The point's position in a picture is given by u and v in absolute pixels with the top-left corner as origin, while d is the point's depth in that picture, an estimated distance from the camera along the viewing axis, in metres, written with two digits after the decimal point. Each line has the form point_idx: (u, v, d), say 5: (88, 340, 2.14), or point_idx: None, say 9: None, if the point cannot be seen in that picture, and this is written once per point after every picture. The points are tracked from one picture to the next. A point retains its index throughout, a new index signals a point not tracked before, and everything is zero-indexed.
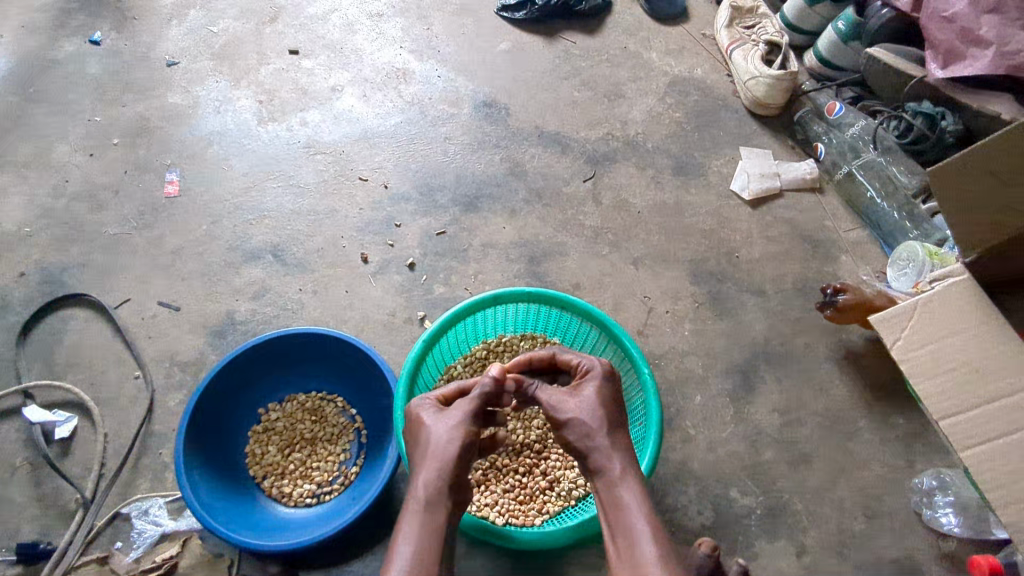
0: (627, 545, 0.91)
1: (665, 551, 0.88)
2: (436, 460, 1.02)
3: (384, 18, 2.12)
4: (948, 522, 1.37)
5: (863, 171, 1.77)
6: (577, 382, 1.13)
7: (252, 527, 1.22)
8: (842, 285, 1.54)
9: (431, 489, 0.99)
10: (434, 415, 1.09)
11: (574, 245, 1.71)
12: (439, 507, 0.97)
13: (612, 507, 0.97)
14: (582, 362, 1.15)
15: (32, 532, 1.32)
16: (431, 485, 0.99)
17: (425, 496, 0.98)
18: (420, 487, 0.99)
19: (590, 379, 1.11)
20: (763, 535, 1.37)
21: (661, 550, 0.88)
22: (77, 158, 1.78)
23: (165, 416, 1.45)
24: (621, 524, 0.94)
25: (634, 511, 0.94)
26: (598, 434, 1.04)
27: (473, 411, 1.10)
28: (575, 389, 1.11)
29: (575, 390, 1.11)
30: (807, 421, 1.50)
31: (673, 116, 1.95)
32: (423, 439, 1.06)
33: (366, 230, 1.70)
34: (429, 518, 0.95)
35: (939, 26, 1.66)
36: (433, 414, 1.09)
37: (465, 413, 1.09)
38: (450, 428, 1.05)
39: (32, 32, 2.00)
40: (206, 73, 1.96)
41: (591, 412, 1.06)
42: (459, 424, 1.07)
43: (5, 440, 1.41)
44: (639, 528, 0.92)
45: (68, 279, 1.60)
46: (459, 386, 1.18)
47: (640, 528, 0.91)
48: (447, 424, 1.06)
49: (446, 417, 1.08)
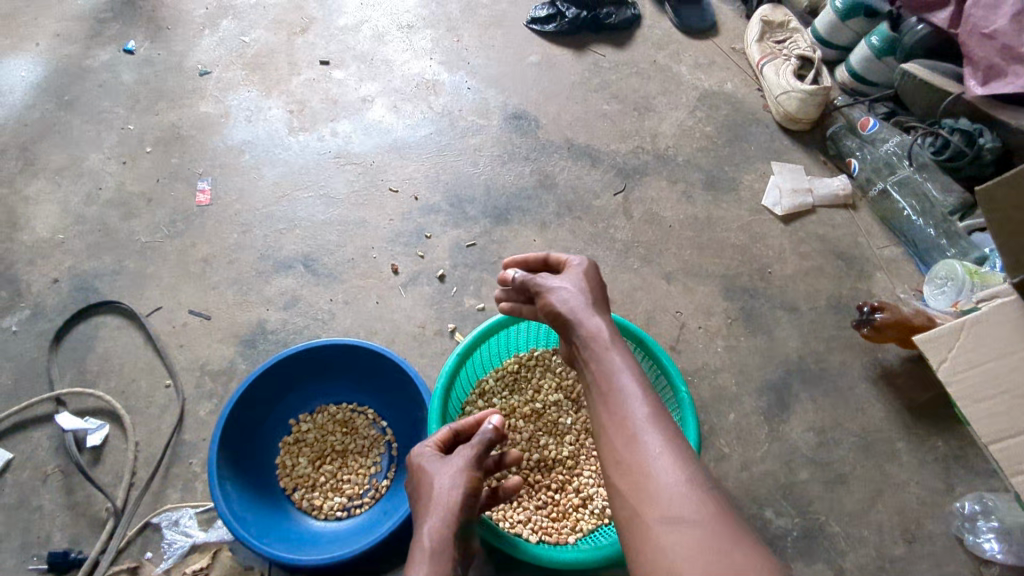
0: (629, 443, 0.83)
1: (657, 408, 0.86)
2: (435, 499, 1.00)
3: (414, 30, 2.13)
4: (991, 548, 1.33)
5: (899, 188, 1.74)
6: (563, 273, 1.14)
7: (284, 541, 1.21)
8: (880, 304, 1.51)
9: (432, 534, 0.96)
10: (429, 460, 1.07)
11: (605, 258, 1.70)
12: (446, 554, 0.95)
13: (610, 396, 0.90)
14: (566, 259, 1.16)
15: (63, 539, 1.31)
16: (434, 529, 0.97)
17: (434, 540, 0.96)
18: (426, 533, 0.97)
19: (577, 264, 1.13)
20: (800, 558, 1.34)
21: (654, 410, 0.86)
22: (111, 166, 1.79)
23: (195, 426, 1.45)
24: (619, 410, 0.88)
25: (633, 400, 0.87)
26: (580, 310, 1.04)
27: (475, 456, 1.07)
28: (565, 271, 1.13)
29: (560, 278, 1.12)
30: (843, 441, 1.47)
31: (704, 130, 1.94)
32: (423, 485, 1.04)
33: (397, 241, 1.70)
34: (436, 561, 0.94)
35: (979, 43, 1.63)
36: (435, 459, 1.07)
37: (467, 458, 1.06)
38: (452, 473, 1.03)
39: (67, 41, 2.02)
40: (238, 83, 1.97)
41: (581, 286, 1.07)
42: (460, 467, 1.05)
43: (36, 447, 1.40)
44: (629, 387, 0.89)
45: (101, 286, 1.61)
46: (452, 427, 1.13)
47: (628, 389, 0.88)
48: (449, 471, 1.04)
49: (451, 460, 1.06)
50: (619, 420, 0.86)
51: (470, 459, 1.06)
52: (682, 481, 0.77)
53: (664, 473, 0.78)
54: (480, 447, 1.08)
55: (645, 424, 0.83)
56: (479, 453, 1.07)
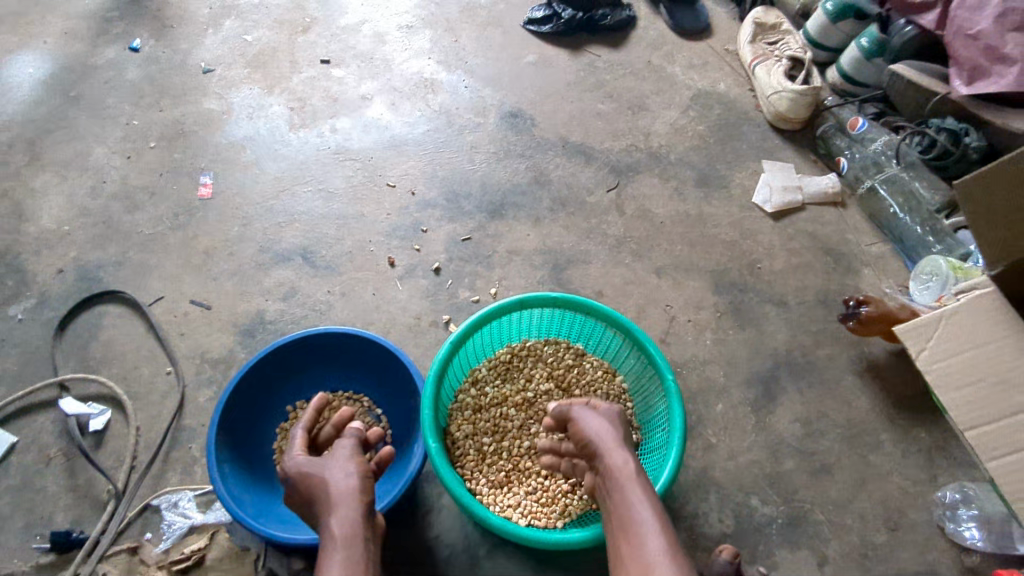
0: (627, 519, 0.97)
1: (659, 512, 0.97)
2: (329, 494, 1.01)
3: (412, 30, 2.17)
4: (971, 536, 1.37)
5: (886, 186, 1.78)
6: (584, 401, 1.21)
7: (279, 522, 1.24)
8: (865, 298, 1.56)
9: (340, 525, 0.96)
10: (307, 460, 1.07)
11: (597, 252, 1.73)
12: (358, 542, 0.95)
13: (611, 482, 1.03)
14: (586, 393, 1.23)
15: (65, 520, 1.35)
16: (349, 519, 0.97)
17: (345, 530, 0.95)
18: (335, 525, 0.96)
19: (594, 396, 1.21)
20: (785, 545, 1.37)
21: (657, 513, 0.96)
22: (115, 160, 1.83)
23: (195, 412, 1.48)
24: (621, 493, 1.01)
25: (632, 484, 1.01)
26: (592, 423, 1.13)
27: (355, 447, 1.11)
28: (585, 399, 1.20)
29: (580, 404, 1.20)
30: (828, 432, 1.50)
31: (696, 129, 1.98)
32: (309, 488, 1.03)
33: (394, 235, 1.74)
34: (350, 552, 0.93)
35: (964, 44, 1.67)
36: (312, 459, 1.08)
37: (348, 450, 1.09)
38: (342, 464, 1.05)
39: (74, 39, 2.07)
40: (240, 81, 2.01)
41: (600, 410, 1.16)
42: (342, 458, 1.08)
43: (40, 431, 1.44)
44: (635, 496, 0.99)
45: (104, 276, 1.65)
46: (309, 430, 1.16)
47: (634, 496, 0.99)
48: (334, 464, 1.06)
49: (326, 457, 1.08)
50: (629, 530, 0.96)
51: (350, 449, 1.10)
52: (682, 559, 0.89)
53: (668, 554, 0.90)
54: (354, 441, 1.13)
55: (650, 525, 0.94)
56: (358, 445, 1.12)
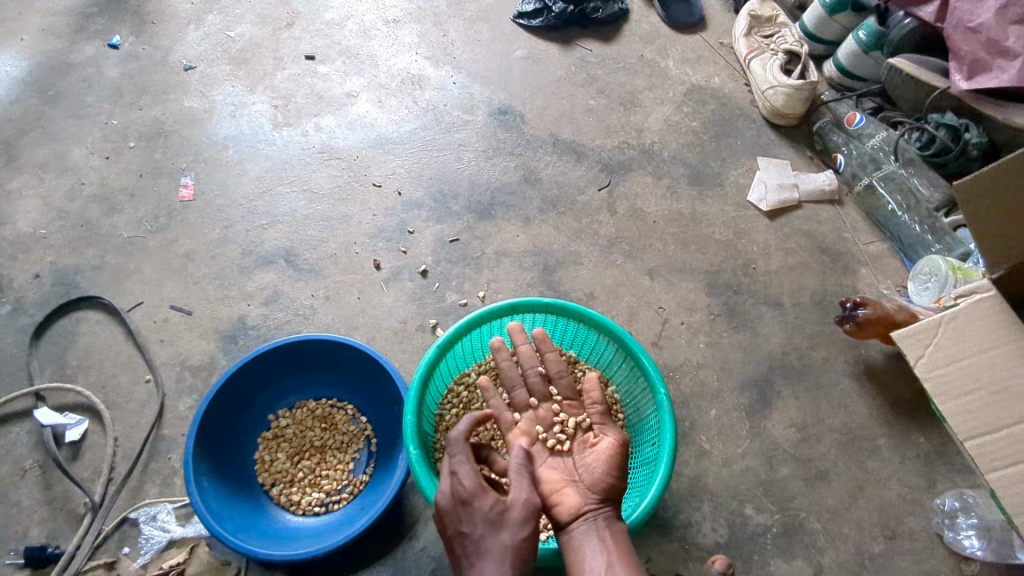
0: (595, 565, 0.96)
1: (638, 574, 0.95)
2: (504, 561, 0.90)
3: (399, 25, 2.12)
4: (970, 545, 1.33)
5: (884, 183, 1.74)
6: (601, 430, 1.14)
7: (260, 536, 1.21)
8: (862, 300, 1.51)
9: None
10: (498, 507, 0.95)
11: (587, 253, 1.69)
12: None
13: (591, 522, 1.01)
14: (602, 419, 1.16)
15: (41, 535, 1.31)
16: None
17: None
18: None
19: (606, 429, 1.14)
20: (779, 555, 1.34)
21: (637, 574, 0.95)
22: (94, 161, 1.79)
23: (175, 421, 1.44)
24: (607, 539, 0.99)
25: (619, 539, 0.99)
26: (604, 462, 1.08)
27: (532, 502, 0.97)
28: (603, 432, 1.14)
29: (601, 431, 1.14)
30: (825, 437, 1.47)
31: (690, 125, 1.93)
32: (486, 542, 0.92)
33: (379, 237, 1.69)
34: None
35: (964, 37, 1.62)
36: (478, 490, 0.95)
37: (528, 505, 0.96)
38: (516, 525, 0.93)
39: (52, 36, 2.01)
40: (222, 78, 1.96)
41: (616, 452, 1.09)
42: (517, 521, 0.94)
43: (15, 442, 1.40)
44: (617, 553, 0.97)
45: (82, 281, 1.60)
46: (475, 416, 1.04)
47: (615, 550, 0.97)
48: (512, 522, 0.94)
49: (507, 509, 0.95)
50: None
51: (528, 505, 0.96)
52: None
53: None
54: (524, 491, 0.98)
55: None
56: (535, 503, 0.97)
